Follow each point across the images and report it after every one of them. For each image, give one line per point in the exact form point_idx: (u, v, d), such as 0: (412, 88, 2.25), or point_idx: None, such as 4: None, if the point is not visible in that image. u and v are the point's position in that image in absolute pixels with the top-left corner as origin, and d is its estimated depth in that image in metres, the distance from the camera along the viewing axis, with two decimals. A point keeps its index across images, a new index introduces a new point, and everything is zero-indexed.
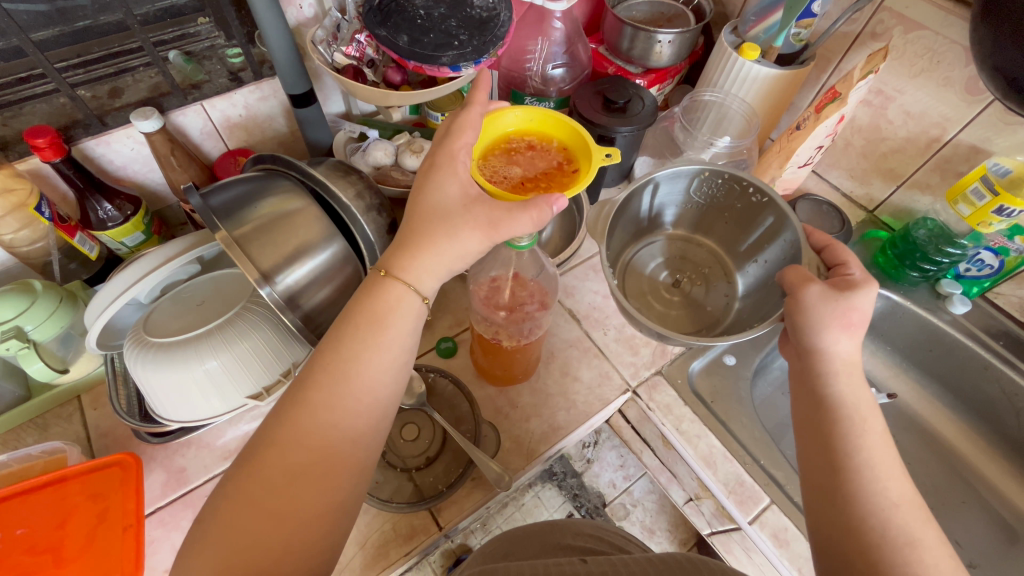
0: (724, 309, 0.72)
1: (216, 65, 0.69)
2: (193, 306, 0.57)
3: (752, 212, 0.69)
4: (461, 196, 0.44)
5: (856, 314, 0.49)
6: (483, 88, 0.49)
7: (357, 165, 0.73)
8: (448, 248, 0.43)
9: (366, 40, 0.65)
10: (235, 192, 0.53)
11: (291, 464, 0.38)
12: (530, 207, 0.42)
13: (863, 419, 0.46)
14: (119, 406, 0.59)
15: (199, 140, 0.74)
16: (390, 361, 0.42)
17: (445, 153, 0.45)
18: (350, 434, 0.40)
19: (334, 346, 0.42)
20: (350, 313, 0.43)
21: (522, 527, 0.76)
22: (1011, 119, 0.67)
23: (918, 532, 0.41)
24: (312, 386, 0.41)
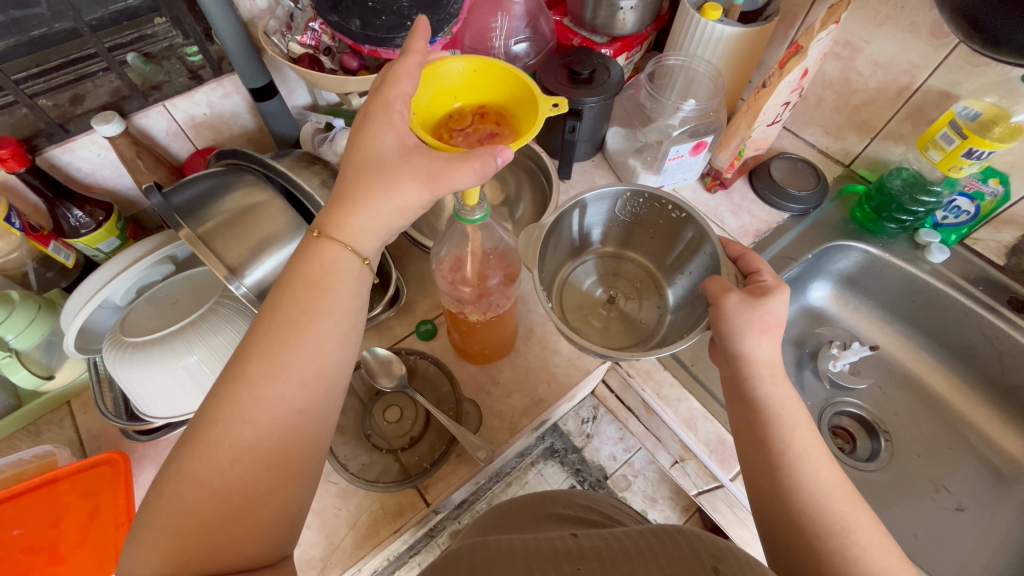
0: (655, 325, 0.70)
1: (175, 64, 0.69)
2: (168, 305, 0.58)
3: (674, 227, 0.67)
4: (399, 146, 0.44)
5: (773, 318, 0.49)
6: (420, 35, 0.46)
7: (325, 155, 0.73)
8: (383, 203, 0.43)
9: (320, 27, 0.65)
10: (198, 188, 0.53)
11: (237, 441, 0.38)
12: (472, 158, 0.41)
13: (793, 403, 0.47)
14: (105, 407, 0.60)
15: (166, 142, 0.74)
16: (331, 327, 0.42)
17: (381, 101, 0.45)
18: (298, 406, 0.40)
19: (274, 312, 0.42)
20: (288, 277, 0.43)
21: (503, 505, 0.77)
22: (977, 60, 0.66)
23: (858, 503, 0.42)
24: (252, 358, 0.40)
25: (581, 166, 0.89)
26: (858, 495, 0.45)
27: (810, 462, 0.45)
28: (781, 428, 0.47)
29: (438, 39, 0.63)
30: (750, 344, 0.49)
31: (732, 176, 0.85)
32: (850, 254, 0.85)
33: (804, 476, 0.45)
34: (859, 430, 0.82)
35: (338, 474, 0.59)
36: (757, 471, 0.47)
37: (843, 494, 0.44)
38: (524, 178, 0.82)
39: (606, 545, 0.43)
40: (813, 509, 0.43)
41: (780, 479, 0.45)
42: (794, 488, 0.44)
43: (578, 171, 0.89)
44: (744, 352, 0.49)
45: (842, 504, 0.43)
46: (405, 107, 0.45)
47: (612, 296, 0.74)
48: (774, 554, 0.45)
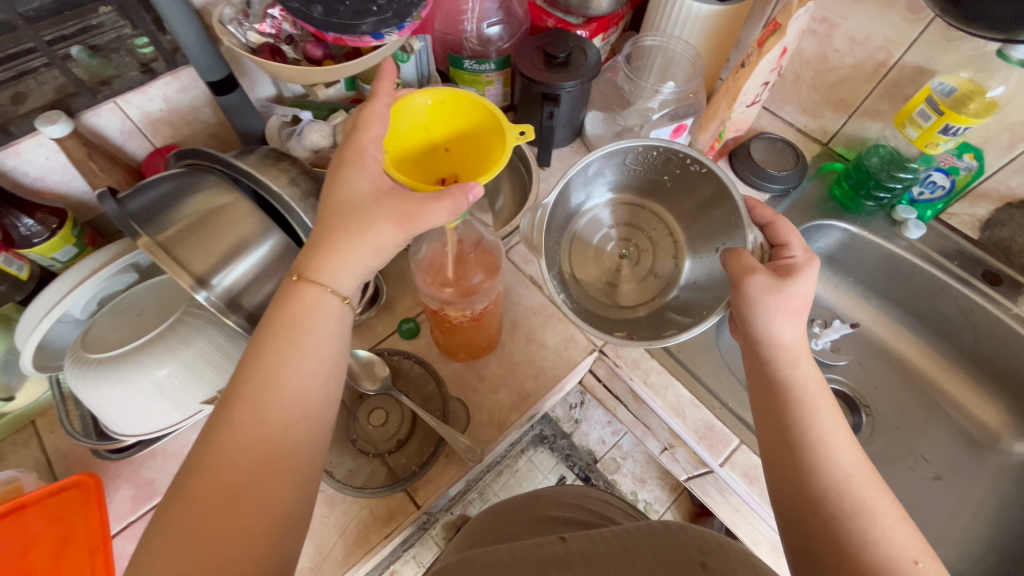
0: (666, 284, 0.69)
1: (125, 57, 0.64)
2: (132, 316, 0.55)
3: (693, 181, 0.65)
4: (372, 190, 0.42)
5: (797, 301, 0.49)
6: (386, 75, 0.45)
7: (293, 151, 0.70)
8: (363, 241, 0.40)
9: (280, 14, 0.61)
10: (157, 192, 0.50)
11: (224, 486, 0.35)
12: (443, 197, 0.40)
13: (813, 396, 0.47)
14: (72, 428, 0.57)
15: (121, 142, 0.70)
16: (315, 368, 0.40)
17: (353, 147, 0.42)
18: (287, 448, 0.38)
19: (254, 356, 0.40)
20: (268, 321, 0.41)
21: (497, 505, 0.75)
22: (953, 35, 0.66)
23: (872, 499, 0.42)
24: (236, 403, 0.38)
25: (560, 153, 0.85)
26: (879, 480, 0.44)
27: (832, 443, 0.45)
28: (802, 412, 0.47)
29: (406, 25, 0.60)
30: (767, 324, 0.49)
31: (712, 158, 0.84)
32: (829, 234, 0.85)
33: (824, 456, 0.44)
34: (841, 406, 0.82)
35: (323, 482, 0.58)
36: (772, 450, 0.48)
37: (862, 476, 0.43)
38: (501, 167, 0.80)
39: (592, 547, 0.43)
40: (827, 487, 0.43)
41: (798, 468, 0.45)
42: (815, 469, 0.44)
43: (557, 158, 0.85)
44: (763, 333, 0.50)
45: (857, 484, 0.43)
46: (380, 150, 0.43)
47: (625, 250, 0.72)
48: (787, 532, 0.45)
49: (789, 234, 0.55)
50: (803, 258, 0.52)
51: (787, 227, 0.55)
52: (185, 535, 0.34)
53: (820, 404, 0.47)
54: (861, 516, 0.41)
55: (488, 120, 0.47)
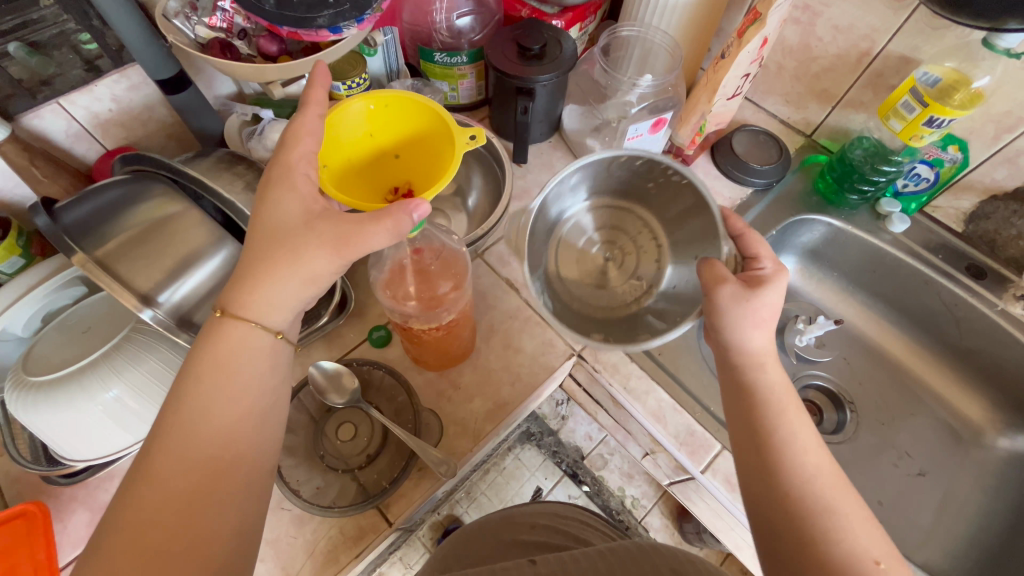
0: (645, 291, 0.63)
1: (68, 54, 0.60)
2: (78, 334, 0.52)
3: (677, 188, 0.58)
4: (303, 214, 0.39)
5: (768, 310, 0.47)
6: (319, 82, 0.44)
7: (255, 152, 0.67)
8: (292, 272, 0.38)
9: (231, 7, 0.57)
10: (95, 204, 0.47)
11: (147, 542, 0.33)
12: (383, 217, 0.37)
13: (781, 399, 0.45)
14: (20, 455, 0.54)
15: (68, 145, 0.66)
16: (244, 410, 0.38)
17: (280, 166, 0.40)
18: (220, 496, 0.35)
19: (175, 405, 0.37)
20: (189, 364, 0.38)
21: (483, 518, 0.72)
22: (937, 23, 0.64)
23: (837, 500, 0.41)
24: (159, 453, 0.35)
25: (537, 149, 0.82)
26: (844, 478, 0.43)
27: (801, 445, 0.43)
28: (767, 414, 0.45)
29: (366, 18, 0.56)
30: (740, 336, 0.47)
31: (693, 152, 0.81)
32: (813, 227, 0.84)
33: (791, 459, 0.42)
34: (825, 403, 0.81)
35: (289, 502, 0.55)
36: (741, 455, 0.46)
37: (831, 478, 0.42)
38: (475, 165, 0.77)
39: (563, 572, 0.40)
40: (797, 491, 0.41)
41: (768, 473, 0.43)
42: (782, 472, 0.42)
43: (534, 153, 0.83)
44: (733, 342, 0.47)
45: (826, 487, 0.41)
46: (311, 167, 0.41)
47: (610, 254, 0.66)
48: (760, 538, 0.43)
49: (760, 248, 0.51)
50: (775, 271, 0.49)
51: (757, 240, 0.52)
52: None
53: (785, 404, 0.45)
54: (828, 516, 0.40)
55: (433, 123, 0.49)
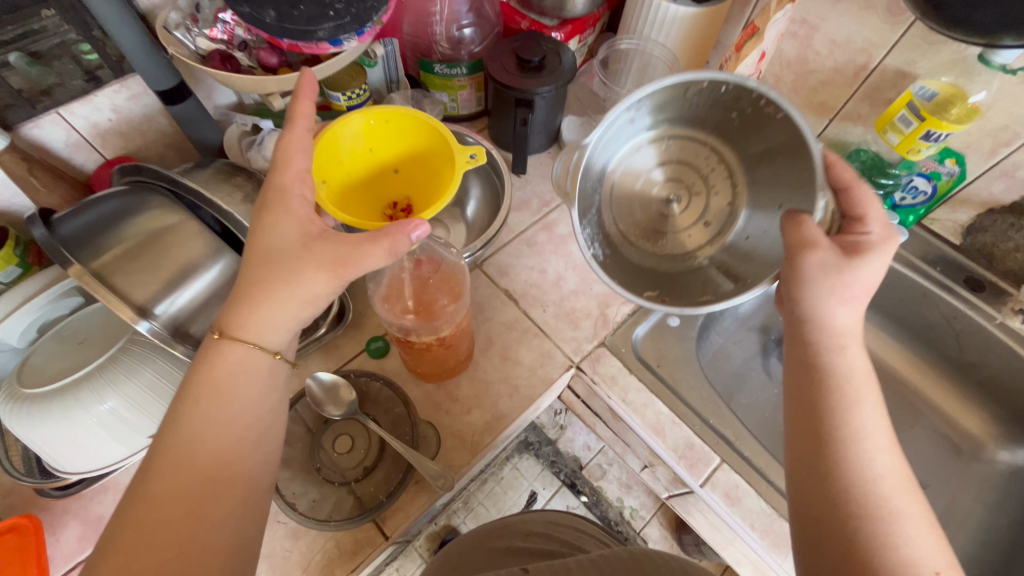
0: (714, 237, 0.58)
1: (68, 64, 0.60)
2: (74, 345, 0.51)
3: (766, 121, 0.50)
4: (300, 236, 0.39)
5: (861, 284, 0.43)
6: (307, 89, 0.45)
7: (255, 162, 0.67)
8: (289, 293, 0.38)
9: (232, 19, 0.58)
10: (94, 215, 0.47)
11: (143, 565, 0.32)
12: (381, 237, 0.38)
13: (856, 388, 0.41)
14: (13, 467, 0.53)
15: (67, 154, 0.66)
16: (239, 432, 0.37)
17: (274, 188, 0.41)
18: (215, 518, 0.35)
19: (171, 425, 0.37)
20: (188, 384, 0.38)
21: (488, 526, 0.71)
22: (934, 38, 0.64)
23: (900, 505, 0.37)
24: (156, 474, 0.35)
25: (536, 159, 0.83)
26: (914, 487, 0.38)
27: (871, 438, 0.39)
28: (838, 402, 0.41)
29: (366, 31, 0.57)
30: (818, 304, 0.43)
31: None
32: None
33: (856, 453, 0.39)
34: None
35: (284, 515, 0.55)
36: (796, 434, 0.42)
37: (899, 479, 0.38)
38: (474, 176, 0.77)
39: None
40: (859, 486, 0.38)
41: (823, 464, 0.39)
42: (846, 466, 0.39)
43: (533, 164, 0.83)
44: (813, 315, 0.44)
45: (890, 486, 0.38)
46: (304, 187, 0.42)
47: (675, 196, 0.59)
48: (797, 532, 0.40)
49: (865, 201, 0.46)
50: (882, 236, 0.44)
51: (865, 196, 0.46)
52: None
53: (862, 397, 0.41)
54: (885, 521, 0.36)
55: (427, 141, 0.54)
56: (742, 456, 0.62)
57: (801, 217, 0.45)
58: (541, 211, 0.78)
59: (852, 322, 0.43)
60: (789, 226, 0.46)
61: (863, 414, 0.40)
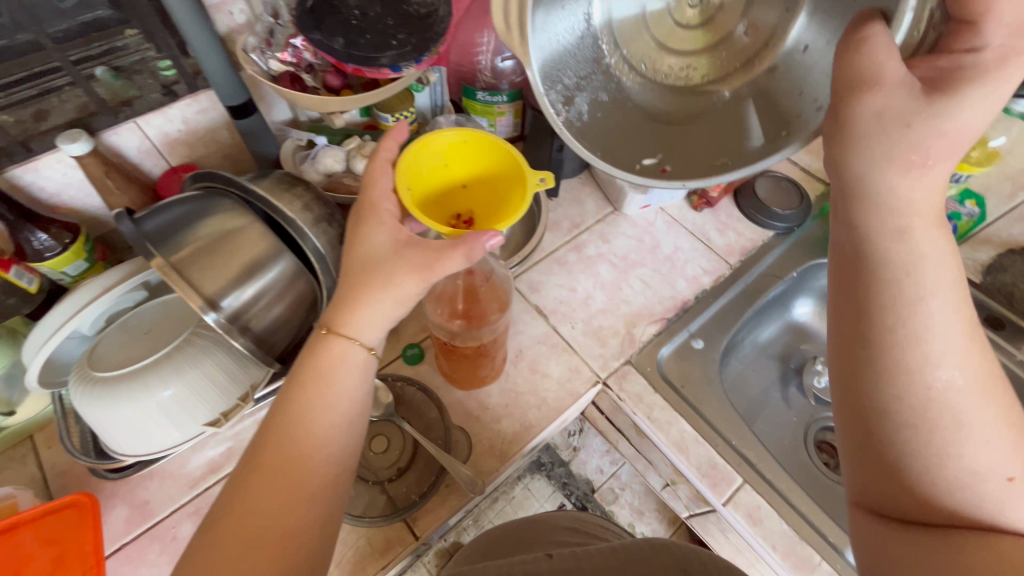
0: (746, 62, 0.50)
1: (148, 79, 0.66)
2: (139, 335, 0.55)
3: None
4: (392, 243, 0.42)
5: (945, 142, 0.35)
6: (394, 137, 0.48)
7: (307, 174, 0.72)
8: (385, 293, 0.41)
9: (301, 44, 0.63)
10: (173, 214, 0.51)
11: (249, 533, 0.35)
12: (459, 244, 0.40)
13: (920, 283, 0.36)
14: (72, 446, 0.57)
15: (138, 160, 0.71)
16: (338, 418, 0.40)
17: (367, 205, 0.44)
18: (309, 495, 0.37)
19: (280, 407, 0.40)
20: (296, 371, 0.41)
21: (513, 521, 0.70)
22: None
23: (966, 417, 0.35)
24: (264, 450, 0.38)
25: (568, 184, 0.87)
26: (987, 388, 0.36)
27: (937, 337, 0.36)
28: (897, 299, 0.37)
29: (424, 59, 0.61)
30: (872, 167, 0.37)
31: (718, 195, 0.84)
32: None
33: (917, 358, 0.36)
34: None
35: None
36: (843, 345, 0.40)
37: (969, 379, 0.35)
38: None
39: (578, 564, 0.44)
40: (919, 401, 0.36)
41: (873, 374, 0.37)
42: (899, 376, 0.36)
43: (565, 189, 0.87)
44: (870, 179, 0.37)
45: (956, 391, 0.35)
46: (391, 202, 0.45)
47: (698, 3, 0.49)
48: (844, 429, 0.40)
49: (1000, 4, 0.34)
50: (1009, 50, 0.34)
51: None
52: None
53: (926, 288, 0.36)
54: (944, 436, 0.35)
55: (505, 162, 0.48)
56: (765, 478, 0.64)
57: (869, 28, 0.36)
58: (572, 233, 0.82)
59: (927, 175, 0.36)
60: (849, 47, 0.37)
61: (926, 306, 0.36)
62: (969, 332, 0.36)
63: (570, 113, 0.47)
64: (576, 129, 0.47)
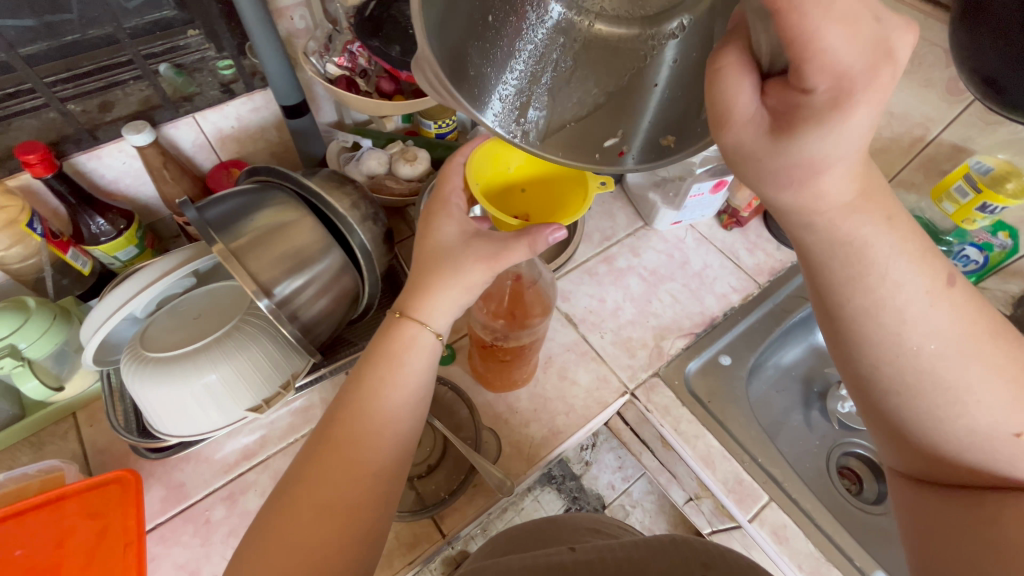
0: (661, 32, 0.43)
1: (207, 77, 0.69)
2: (189, 319, 0.56)
3: None
4: (460, 235, 0.45)
5: (806, 164, 0.31)
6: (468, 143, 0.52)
7: (351, 174, 0.74)
8: (453, 282, 0.43)
9: (358, 50, 0.66)
10: (230, 206, 0.53)
11: (321, 497, 0.38)
12: (525, 236, 0.43)
13: (863, 271, 0.36)
14: (116, 421, 0.59)
15: (191, 153, 0.74)
16: (406, 397, 0.42)
17: (439, 199, 0.47)
18: (375, 468, 0.40)
19: (354, 383, 0.42)
20: (370, 351, 0.44)
21: (535, 522, 0.70)
22: (991, 119, 0.69)
23: (950, 378, 0.37)
24: (337, 422, 0.41)
25: (600, 197, 0.88)
26: (965, 343, 0.37)
27: (906, 311, 0.36)
28: (848, 284, 0.37)
29: None
30: (772, 185, 0.34)
31: (749, 215, 0.85)
32: None
33: (877, 331, 0.37)
34: (866, 473, 0.82)
35: None
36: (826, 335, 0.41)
37: (943, 341, 0.36)
38: None
39: (600, 558, 0.43)
40: (904, 371, 0.37)
41: (852, 350, 0.39)
42: (873, 349, 0.38)
43: (596, 202, 0.88)
44: (782, 194, 0.34)
45: (934, 359, 0.37)
46: (461, 199, 0.47)
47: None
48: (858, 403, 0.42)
49: (827, 28, 0.25)
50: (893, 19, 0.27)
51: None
52: (286, 537, 0.36)
53: (873, 272, 0.36)
54: (945, 397, 0.37)
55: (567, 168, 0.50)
56: (791, 497, 0.64)
57: (722, 57, 0.31)
58: (603, 245, 0.83)
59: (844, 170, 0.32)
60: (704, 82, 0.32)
61: (885, 281, 0.36)
62: (931, 290, 0.37)
63: (527, 126, 0.43)
64: (537, 143, 0.42)
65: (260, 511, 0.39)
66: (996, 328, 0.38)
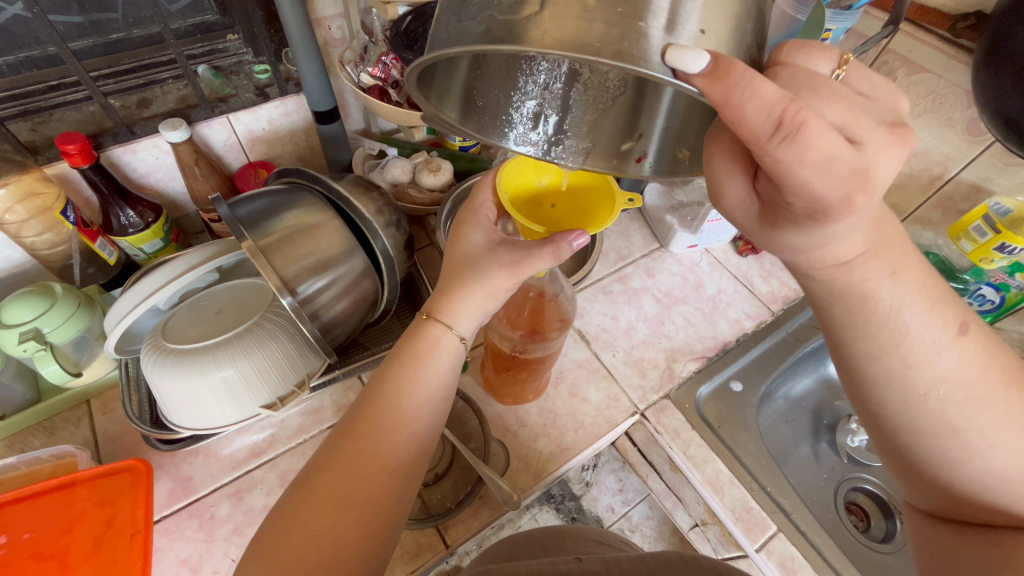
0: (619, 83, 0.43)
1: (243, 80, 0.71)
2: (211, 313, 0.57)
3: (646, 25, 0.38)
4: (486, 243, 0.47)
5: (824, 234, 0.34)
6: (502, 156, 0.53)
7: (374, 180, 0.75)
8: (477, 287, 0.44)
9: (391, 62, 0.66)
10: (259, 204, 0.54)
11: (338, 490, 0.38)
12: (547, 244, 0.43)
13: (866, 318, 0.37)
14: (131, 410, 0.59)
15: (221, 152, 0.75)
16: (428, 396, 0.42)
17: (468, 209, 0.49)
18: (391, 465, 0.40)
19: (379, 379, 0.43)
20: (395, 349, 0.44)
21: (538, 530, 0.69)
22: (1010, 160, 0.69)
23: (959, 421, 0.37)
24: (359, 417, 0.41)
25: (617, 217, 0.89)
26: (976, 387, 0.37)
27: (914, 354, 0.37)
28: (849, 325, 0.38)
29: None
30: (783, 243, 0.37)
31: None
32: None
33: (878, 371, 0.38)
34: (874, 510, 0.80)
35: None
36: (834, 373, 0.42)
37: (953, 386, 0.37)
38: None
39: (607, 569, 0.43)
40: (909, 408, 0.38)
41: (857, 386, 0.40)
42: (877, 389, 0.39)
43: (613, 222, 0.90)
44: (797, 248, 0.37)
45: (944, 401, 0.37)
46: (490, 211, 0.50)
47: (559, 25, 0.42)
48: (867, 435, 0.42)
49: (807, 171, 0.29)
50: (876, 144, 0.29)
51: (826, 92, 0.29)
52: (303, 527, 0.37)
53: (875, 320, 0.37)
54: (952, 435, 0.37)
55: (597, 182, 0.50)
56: (799, 529, 0.63)
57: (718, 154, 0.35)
58: (618, 264, 0.84)
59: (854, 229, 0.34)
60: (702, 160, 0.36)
61: (894, 328, 0.37)
62: (939, 338, 0.37)
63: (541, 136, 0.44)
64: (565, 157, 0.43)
65: (278, 501, 0.40)
66: (1014, 371, 0.38)
